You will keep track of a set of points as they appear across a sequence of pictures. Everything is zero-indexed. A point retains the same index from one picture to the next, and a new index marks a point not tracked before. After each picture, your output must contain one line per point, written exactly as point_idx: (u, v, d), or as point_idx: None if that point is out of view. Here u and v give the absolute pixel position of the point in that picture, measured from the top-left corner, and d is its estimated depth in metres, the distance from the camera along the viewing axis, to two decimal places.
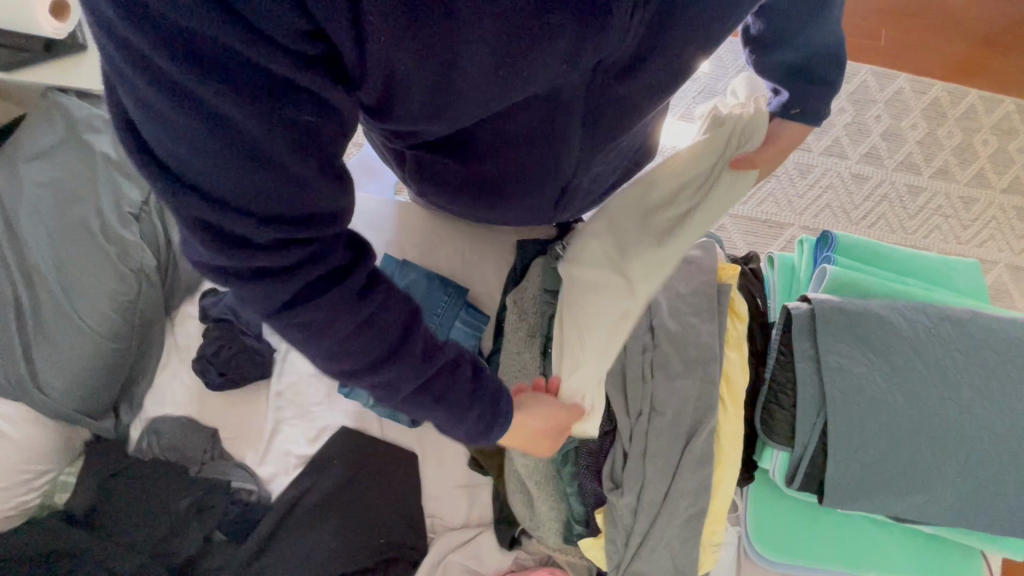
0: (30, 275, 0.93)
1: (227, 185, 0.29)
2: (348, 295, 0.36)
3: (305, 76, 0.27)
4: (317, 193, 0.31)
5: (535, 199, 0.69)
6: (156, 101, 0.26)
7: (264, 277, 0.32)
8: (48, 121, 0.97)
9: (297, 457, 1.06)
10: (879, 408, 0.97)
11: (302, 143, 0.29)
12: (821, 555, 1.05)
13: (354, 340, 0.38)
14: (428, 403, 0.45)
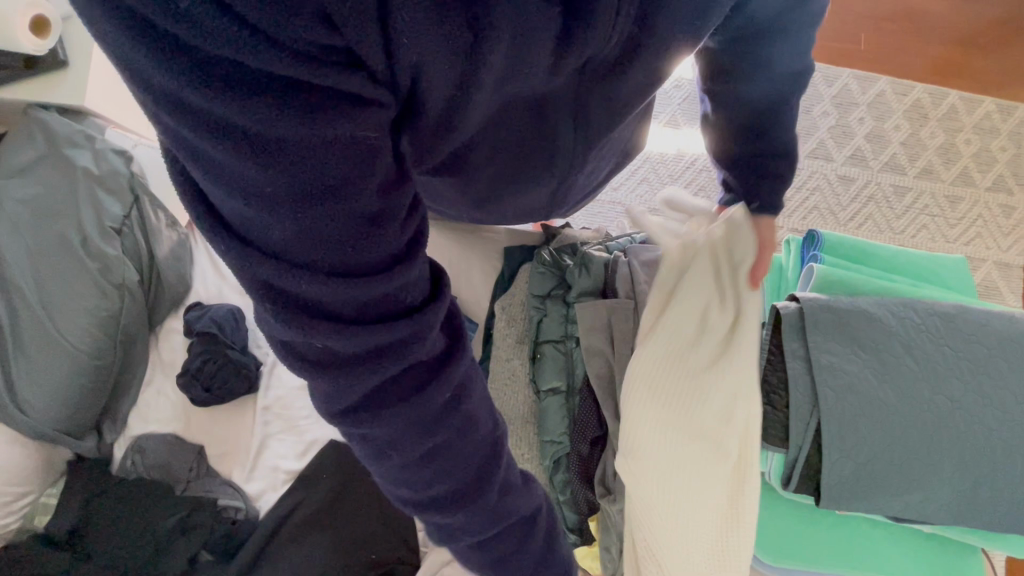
0: (9, 293, 0.92)
1: (290, 235, 0.26)
2: (439, 413, 0.34)
3: (356, 92, 0.24)
4: (386, 232, 0.27)
5: (537, 197, 0.69)
6: (201, 145, 0.23)
7: (341, 349, 0.28)
8: (27, 137, 0.96)
9: (286, 472, 1.05)
10: (874, 407, 0.96)
11: (363, 173, 0.25)
12: (821, 559, 1.04)
13: (431, 467, 0.35)
14: (494, 542, 0.42)
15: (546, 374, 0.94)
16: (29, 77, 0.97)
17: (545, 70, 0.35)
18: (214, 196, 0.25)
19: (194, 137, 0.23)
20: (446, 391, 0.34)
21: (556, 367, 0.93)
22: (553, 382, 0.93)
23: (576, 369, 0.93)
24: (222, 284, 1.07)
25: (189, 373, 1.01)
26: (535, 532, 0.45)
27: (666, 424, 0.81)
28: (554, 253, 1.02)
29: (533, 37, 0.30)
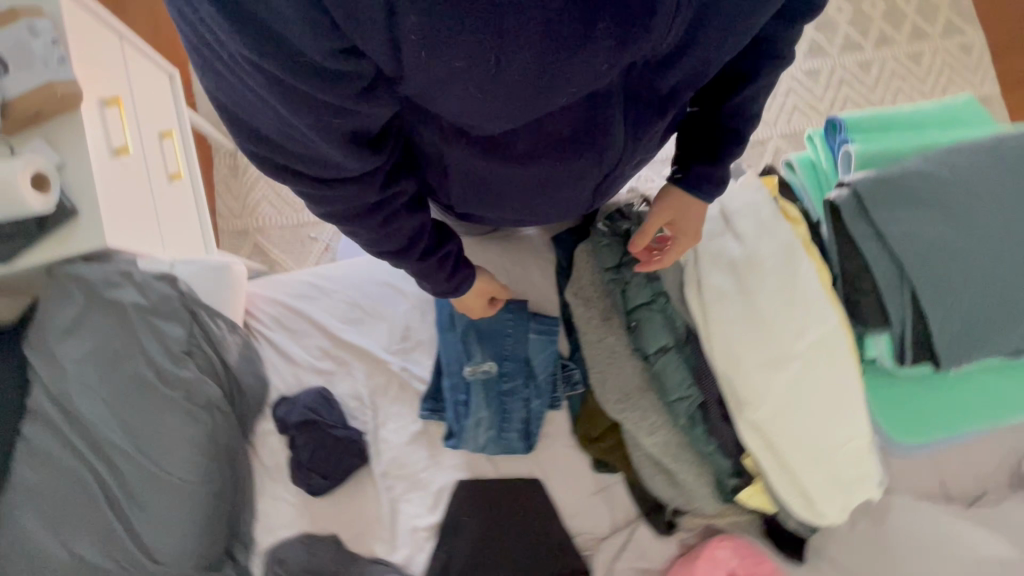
0: (104, 452, 0.89)
1: (265, 119, 0.45)
2: (389, 209, 0.61)
3: (307, 76, 0.38)
4: (327, 143, 0.46)
5: (577, 191, 0.75)
6: (224, 64, 0.42)
7: (291, 172, 0.52)
8: (64, 295, 0.92)
9: (427, 528, 1.03)
10: (957, 256, 0.98)
11: (320, 118, 0.43)
12: (953, 420, 1.06)
13: (378, 241, 0.64)
14: (428, 275, 0.75)
15: (648, 338, 0.92)
16: (43, 237, 0.94)
17: (601, 66, 0.44)
18: (214, 75, 0.44)
19: (212, 42, 0.40)
20: (393, 199, 0.61)
21: (657, 328, 0.91)
22: (659, 342, 0.91)
23: (676, 323, 0.92)
24: (297, 371, 1.05)
25: (302, 466, 0.99)
26: (455, 275, 0.78)
27: (755, 339, 0.85)
28: (608, 222, 0.99)
29: (563, 45, 0.40)
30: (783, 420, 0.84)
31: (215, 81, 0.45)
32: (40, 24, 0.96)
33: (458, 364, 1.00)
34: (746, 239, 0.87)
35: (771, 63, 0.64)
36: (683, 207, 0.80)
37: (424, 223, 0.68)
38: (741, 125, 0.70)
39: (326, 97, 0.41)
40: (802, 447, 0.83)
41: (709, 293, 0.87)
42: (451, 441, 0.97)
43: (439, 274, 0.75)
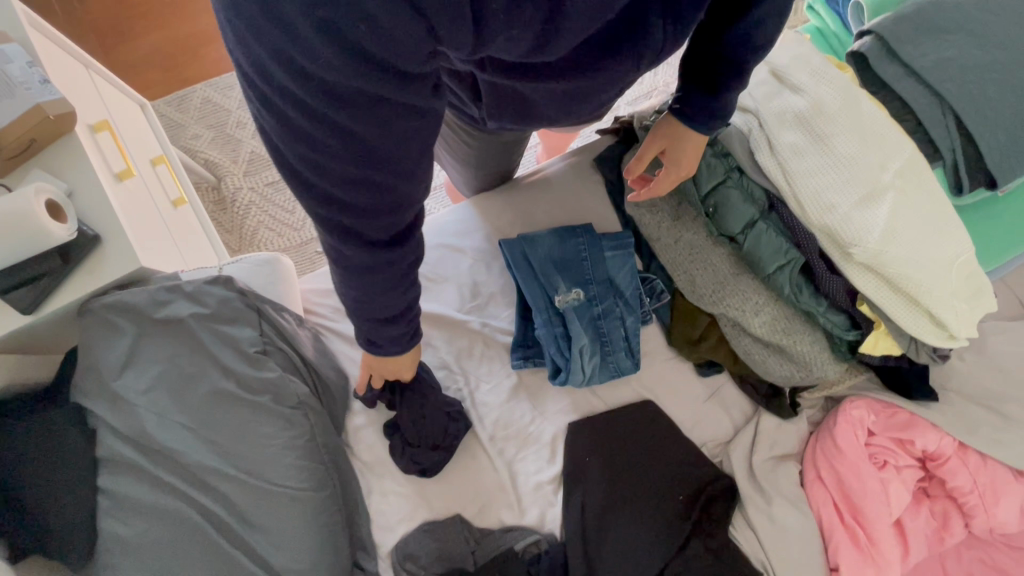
0: (201, 481, 0.81)
1: (339, 165, 0.38)
2: (397, 284, 0.51)
3: (398, 80, 0.35)
4: (409, 158, 0.40)
5: (611, 95, 0.66)
6: (290, 104, 0.35)
7: (347, 233, 0.44)
8: (110, 326, 0.83)
9: (552, 480, 0.96)
10: (988, 71, 1.00)
11: (400, 121, 0.38)
12: (1013, 241, 1.09)
13: (374, 305, 0.52)
14: (393, 347, 0.61)
15: (732, 218, 0.90)
16: (72, 271, 0.85)
17: None
18: (280, 127, 0.37)
19: (283, 84, 0.34)
20: (406, 274, 0.51)
21: (739, 204, 0.89)
22: (745, 220, 0.90)
23: (755, 195, 0.90)
24: None
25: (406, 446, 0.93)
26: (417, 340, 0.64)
27: (840, 184, 0.83)
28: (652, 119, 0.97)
29: None
30: (894, 260, 0.81)
31: (275, 131, 0.37)
32: (9, 47, 0.88)
33: (544, 299, 0.95)
34: (807, 91, 0.86)
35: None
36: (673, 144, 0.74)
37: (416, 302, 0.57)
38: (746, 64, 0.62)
39: (410, 95, 0.37)
40: (922, 269, 0.81)
41: (785, 151, 0.85)
42: (560, 377, 0.92)
43: (406, 346, 0.63)
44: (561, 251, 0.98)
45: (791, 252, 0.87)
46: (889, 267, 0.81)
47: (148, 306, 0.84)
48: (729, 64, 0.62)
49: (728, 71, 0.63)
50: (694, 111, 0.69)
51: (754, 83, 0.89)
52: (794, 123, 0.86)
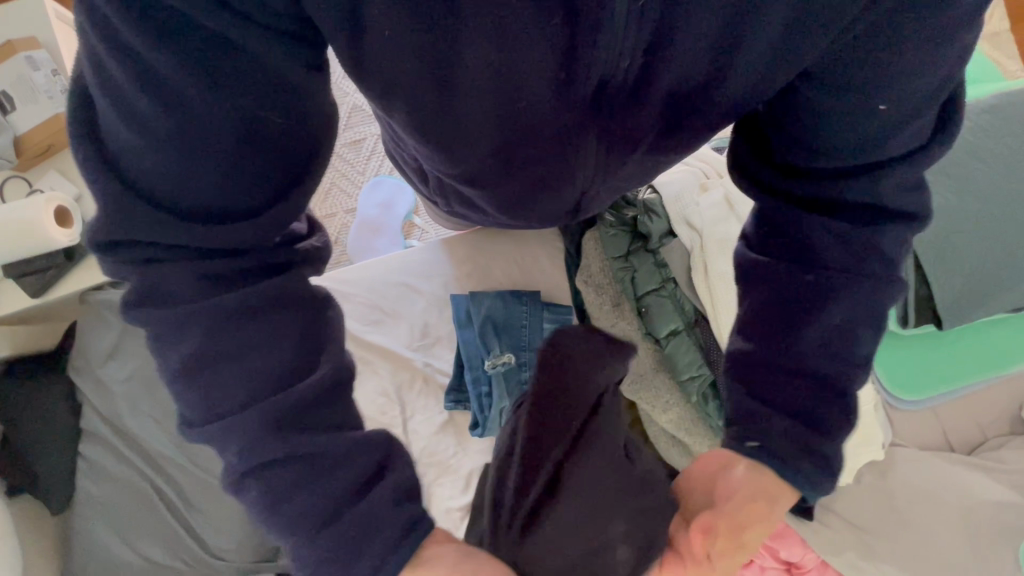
0: (158, 463, 0.98)
1: (164, 174, 0.33)
2: (215, 314, 0.37)
3: (272, 54, 0.31)
4: (261, 226, 0.36)
5: (560, 202, 0.69)
6: (121, 75, 0.30)
7: (147, 253, 0.35)
8: (103, 322, 0.99)
9: (460, 508, 1.04)
10: (956, 219, 1.00)
11: (255, 177, 0.34)
12: (951, 377, 1.10)
13: (237, 362, 0.38)
14: (286, 499, 0.40)
15: (659, 321, 0.98)
16: (73, 268, 0.98)
17: (555, 90, 0.44)
18: (112, 109, 0.31)
19: (137, 51, 0.29)
20: (232, 300, 0.37)
21: (668, 311, 0.98)
22: (670, 325, 0.98)
23: (685, 307, 0.99)
24: None
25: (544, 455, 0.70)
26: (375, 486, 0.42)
27: None
28: (614, 211, 1.02)
29: (523, 56, 0.40)
30: None
31: (107, 114, 0.32)
32: (38, 54, 0.96)
33: (478, 357, 1.04)
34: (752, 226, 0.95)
35: (847, 284, 0.54)
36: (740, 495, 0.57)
37: (297, 396, 0.40)
38: (823, 366, 0.55)
39: (277, 160, 0.35)
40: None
41: (715, 277, 0.95)
42: (477, 429, 1.03)
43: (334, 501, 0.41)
44: (503, 315, 1.05)
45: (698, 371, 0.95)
46: None
47: None
48: (799, 361, 0.55)
49: (796, 369, 0.56)
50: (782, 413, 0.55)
51: (708, 204, 0.98)
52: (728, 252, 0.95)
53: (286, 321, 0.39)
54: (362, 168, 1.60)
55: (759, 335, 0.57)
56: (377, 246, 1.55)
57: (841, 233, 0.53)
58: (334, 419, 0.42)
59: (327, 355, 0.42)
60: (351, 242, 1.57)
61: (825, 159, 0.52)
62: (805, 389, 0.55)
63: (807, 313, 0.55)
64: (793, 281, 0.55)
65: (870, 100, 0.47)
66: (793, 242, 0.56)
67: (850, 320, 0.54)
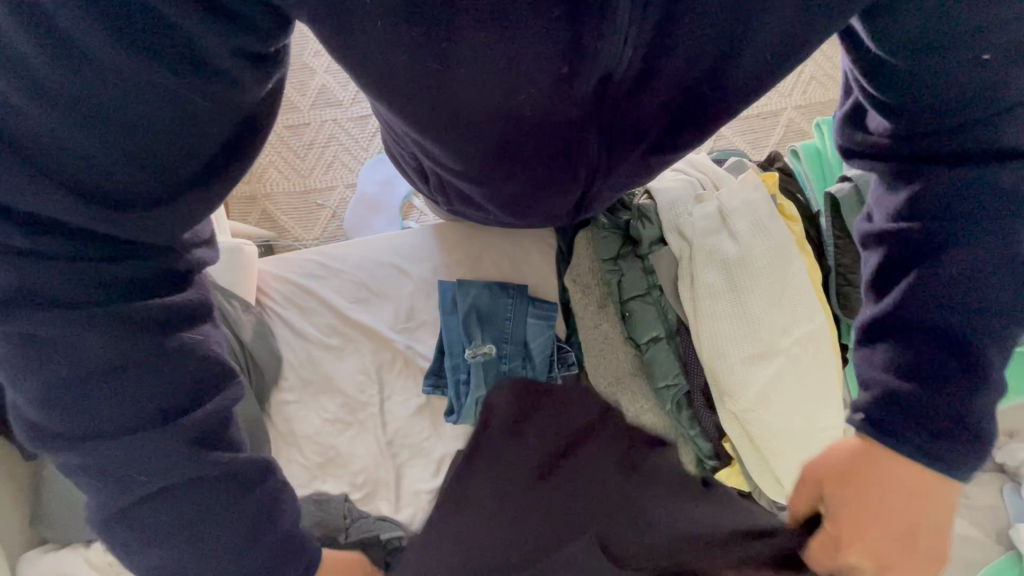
0: None
1: (69, 142, 0.33)
2: (112, 325, 0.39)
3: (198, 35, 0.31)
4: (169, 214, 0.38)
5: (559, 200, 0.69)
6: (24, 37, 0.30)
7: (27, 237, 0.35)
8: None
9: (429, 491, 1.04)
10: None
11: (168, 160, 0.36)
12: None
13: (97, 386, 0.40)
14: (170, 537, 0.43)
15: (642, 326, 1.00)
16: None
17: (556, 83, 0.43)
18: (9, 80, 0.30)
19: (59, 28, 0.29)
20: (132, 311, 0.40)
21: (651, 317, 1.00)
22: (651, 332, 0.99)
23: (667, 315, 1.00)
24: (307, 345, 1.12)
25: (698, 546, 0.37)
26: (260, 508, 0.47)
27: (742, 331, 0.94)
28: (609, 213, 1.03)
29: (520, 44, 0.39)
30: (771, 417, 0.91)
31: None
32: None
33: (459, 345, 1.04)
34: (741, 241, 0.97)
35: (970, 229, 0.49)
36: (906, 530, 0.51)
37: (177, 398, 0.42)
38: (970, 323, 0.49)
39: (195, 146, 0.37)
40: (790, 427, 0.91)
41: (701, 288, 0.96)
42: (452, 416, 1.03)
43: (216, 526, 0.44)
44: (488, 305, 1.06)
45: (675, 377, 0.97)
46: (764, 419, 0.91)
47: None
48: (946, 318, 0.49)
49: (950, 330, 0.49)
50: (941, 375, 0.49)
51: (701, 215, 0.99)
52: (718, 265, 0.97)
53: (184, 340, 0.43)
54: (365, 143, 1.60)
55: (890, 300, 0.53)
56: (373, 224, 1.52)
57: (954, 180, 0.50)
58: (224, 446, 0.46)
59: (231, 383, 0.46)
60: (347, 217, 1.55)
61: (920, 119, 0.50)
62: (958, 346, 0.49)
63: (934, 265, 0.50)
64: (926, 231, 0.51)
65: (959, 48, 0.45)
66: (908, 200, 0.52)
67: (984, 264, 0.49)
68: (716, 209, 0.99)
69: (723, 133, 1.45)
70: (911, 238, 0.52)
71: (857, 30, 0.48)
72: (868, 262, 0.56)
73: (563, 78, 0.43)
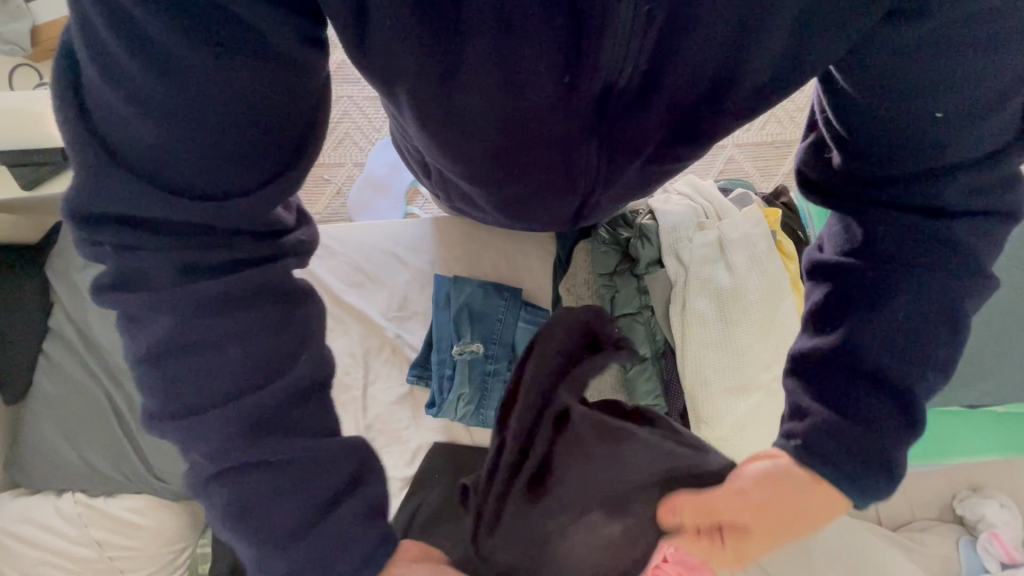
0: (116, 375, 1.08)
1: (155, 147, 0.29)
2: (183, 311, 0.34)
3: (278, 27, 0.28)
4: (249, 209, 0.33)
5: (559, 207, 0.69)
6: (109, 42, 0.27)
7: (128, 235, 0.32)
8: None
9: (402, 479, 1.06)
10: None
11: (254, 153, 0.31)
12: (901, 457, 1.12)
13: (183, 377, 0.35)
14: (250, 504, 0.37)
15: None
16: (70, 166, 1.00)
17: (556, 93, 0.43)
18: (110, 86, 0.28)
19: (128, 13, 0.26)
20: (205, 292, 0.34)
21: (640, 337, 1.01)
22: (638, 351, 1.00)
23: (656, 336, 1.02)
24: None
25: None
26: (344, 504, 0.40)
27: (723, 361, 0.96)
28: (610, 229, 1.04)
29: (525, 52, 0.39)
30: (743, 451, 0.94)
31: (99, 85, 0.28)
32: None
33: (448, 340, 1.05)
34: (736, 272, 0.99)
35: (907, 280, 0.44)
36: (794, 523, 0.47)
37: (274, 393, 0.37)
38: (905, 371, 0.44)
39: (267, 140, 0.32)
40: None
41: (692, 314, 0.98)
42: (431, 410, 1.04)
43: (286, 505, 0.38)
44: (481, 305, 1.06)
45: (655, 400, 0.98)
46: (738, 452, 0.93)
47: None
48: (883, 358, 0.44)
49: (885, 376, 0.44)
50: (874, 422, 0.44)
51: (700, 243, 1.00)
52: (708, 293, 0.99)
53: (257, 326, 0.36)
54: (377, 123, 1.59)
55: (830, 338, 0.46)
56: (377, 207, 1.53)
57: (909, 222, 0.45)
58: (315, 424, 0.39)
59: (309, 351, 0.39)
60: (353, 195, 1.55)
61: (888, 165, 0.45)
62: (894, 395, 0.44)
63: (871, 311, 0.45)
64: (872, 274, 0.45)
65: (930, 96, 0.40)
66: (864, 235, 0.47)
67: (916, 325, 0.44)
68: (713, 237, 1.01)
69: (735, 157, 1.45)
70: (860, 275, 0.46)
71: (833, 69, 0.44)
72: (812, 294, 0.50)
73: (565, 87, 0.43)
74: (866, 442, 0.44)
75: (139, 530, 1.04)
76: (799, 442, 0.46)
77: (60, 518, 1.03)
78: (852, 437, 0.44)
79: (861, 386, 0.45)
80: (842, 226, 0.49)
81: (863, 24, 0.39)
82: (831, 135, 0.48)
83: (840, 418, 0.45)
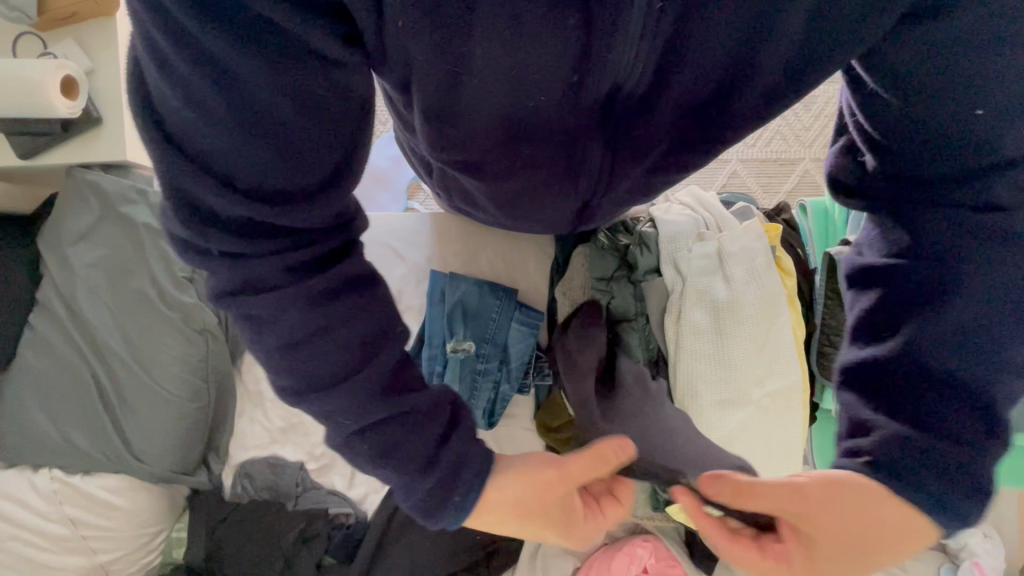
0: (100, 351, 1.06)
1: (226, 157, 0.29)
2: (293, 304, 0.35)
3: (323, 36, 0.27)
4: (316, 214, 0.33)
5: (562, 207, 0.69)
6: (168, 55, 0.26)
7: (223, 247, 0.32)
8: (82, 201, 1.07)
9: None
10: None
11: (315, 154, 0.31)
12: None
13: (299, 359, 0.37)
14: (385, 450, 0.41)
15: None
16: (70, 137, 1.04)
17: (561, 95, 0.43)
18: (165, 80, 0.27)
19: (173, 16, 0.25)
20: (312, 287, 0.35)
21: (635, 346, 0.99)
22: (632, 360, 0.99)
23: (650, 345, 1.01)
24: None
25: None
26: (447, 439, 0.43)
27: (716, 374, 0.96)
28: (610, 235, 1.03)
29: (531, 56, 0.38)
30: None
31: (163, 94, 0.28)
32: None
33: (441, 337, 1.03)
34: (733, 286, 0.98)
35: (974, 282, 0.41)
36: (864, 533, 0.42)
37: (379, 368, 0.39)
38: (977, 374, 0.41)
39: (323, 147, 0.31)
40: None
41: (687, 325, 0.97)
42: None
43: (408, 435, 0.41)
44: (476, 304, 1.05)
45: None
46: None
47: (118, 198, 1.07)
48: (950, 368, 0.42)
49: (961, 382, 0.42)
50: (963, 436, 0.41)
51: (698, 253, 1.00)
52: (705, 305, 0.98)
53: (355, 323, 0.37)
54: (382, 116, 1.59)
55: (888, 347, 0.44)
56: (377, 199, 1.52)
57: (961, 221, 0.41)
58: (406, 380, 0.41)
59: (393, 342, 0.40)
60: None
61: (923, 165, 0.42)
62: (976, 403, 0.42)
63: (935, 319, 0.42)
64: (934, 277, 0.42)
65: (963, 94, 0.38)
66: (909, 238, 0.44)
67: (984, 325, 0.41)
68: (710, 249, 1.00)
69: (738, 172, 1.45)
70: (910, 281, 0.43)
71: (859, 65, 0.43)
72: (857, 303, 0.47)
73: (569, 89, 0.42)
74: (966, 457, 0.41)
75: (113, 510, 1.03)
76: (871, 461, 0.43)
77: (34, 493, 1.02)
78: (942, 450, 0.41)
79: (938, 397, 0.42)
80: (880, 230, 0.46)
81: (881, 23, 0.38)
82: (865, 136, 0.45)
83: (913, 435, 0.42)
